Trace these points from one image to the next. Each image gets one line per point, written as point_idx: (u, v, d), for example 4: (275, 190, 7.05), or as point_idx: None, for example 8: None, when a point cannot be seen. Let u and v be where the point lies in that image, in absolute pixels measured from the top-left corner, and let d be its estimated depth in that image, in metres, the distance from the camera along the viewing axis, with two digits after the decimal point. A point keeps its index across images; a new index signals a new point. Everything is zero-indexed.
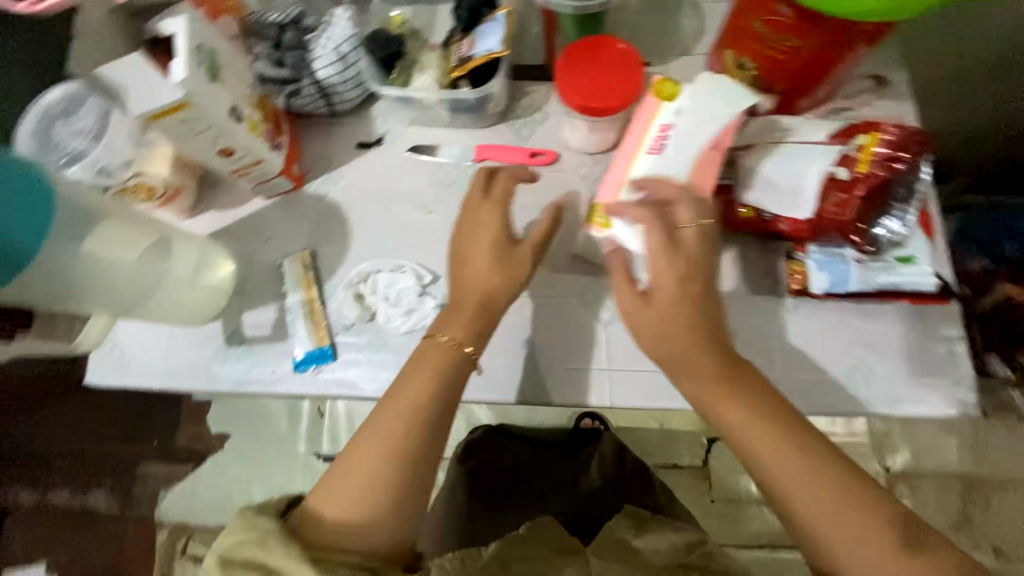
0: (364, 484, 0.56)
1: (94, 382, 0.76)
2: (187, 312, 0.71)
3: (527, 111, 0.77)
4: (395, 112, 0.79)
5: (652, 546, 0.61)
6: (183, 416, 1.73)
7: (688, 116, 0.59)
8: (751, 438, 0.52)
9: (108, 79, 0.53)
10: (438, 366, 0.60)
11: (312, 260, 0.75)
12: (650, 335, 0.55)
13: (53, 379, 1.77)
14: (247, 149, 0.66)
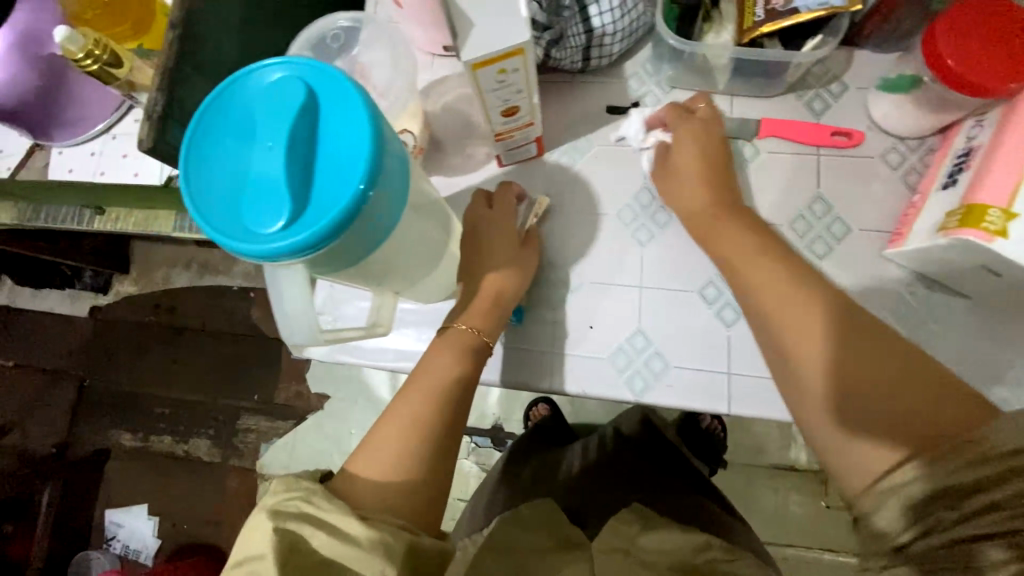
0: (388, 457, 0.52)
1: (311, 355, 0.70)
2: (432, 289, 0.64)
3: (821, 81, 0.64)
4: (657, 73, 0.68)
5: (654, 546, 0.56)
6: (281, 371, 1.69)
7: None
8: (787, 315, 0.48)
9: (456, 12, 0.44)
10: (457, 351, 0.57)
11: (546, 210, 0.67)
12: (708, 230, 0.58)
13: (151, 325, 1.73)
14: (529, 111, 0.56)
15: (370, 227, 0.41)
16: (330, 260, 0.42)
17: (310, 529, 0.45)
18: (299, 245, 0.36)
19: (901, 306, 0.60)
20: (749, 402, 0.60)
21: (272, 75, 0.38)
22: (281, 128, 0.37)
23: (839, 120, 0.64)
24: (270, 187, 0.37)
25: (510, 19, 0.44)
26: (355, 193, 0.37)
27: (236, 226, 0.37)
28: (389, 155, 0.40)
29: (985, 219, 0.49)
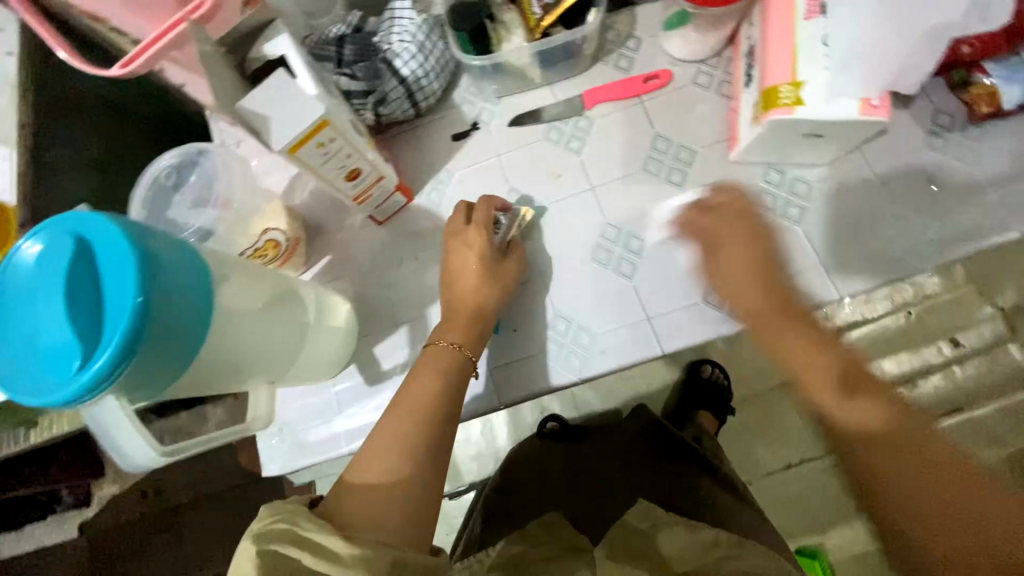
0: (388, 461, 0.45)
1: (272, 473, 0.69)
2: (327, 363, 0.65)
3: (618, 43, 0.72)
4: (481, 91, 0.74)
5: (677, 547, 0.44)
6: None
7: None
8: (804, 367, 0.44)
9: (250, 115, 0.47)
10: (434, 365, 0.55)
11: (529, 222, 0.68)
12: (768, 330, 0.46)
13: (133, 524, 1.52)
14: (372, 167, 0.60)
15: (177, 333, 0.39)
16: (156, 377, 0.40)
17: (296, 553, 0.36)
18: (95, 384, 0.35)
19: (768, 195, 0.64)
20: (676, 335, 0.64)
21: (34, 239, 0.38)
22: (54, 281, 0.36)
23: (646, 68, 0.71)
24: (61, 339, 0.36)
25: (299, 100, 0.48)
26: (134, 307, 0.35)
27: (42, 385, 0.36)
28: (169, 261, 0.39)
29: (781, 97, 0.54)
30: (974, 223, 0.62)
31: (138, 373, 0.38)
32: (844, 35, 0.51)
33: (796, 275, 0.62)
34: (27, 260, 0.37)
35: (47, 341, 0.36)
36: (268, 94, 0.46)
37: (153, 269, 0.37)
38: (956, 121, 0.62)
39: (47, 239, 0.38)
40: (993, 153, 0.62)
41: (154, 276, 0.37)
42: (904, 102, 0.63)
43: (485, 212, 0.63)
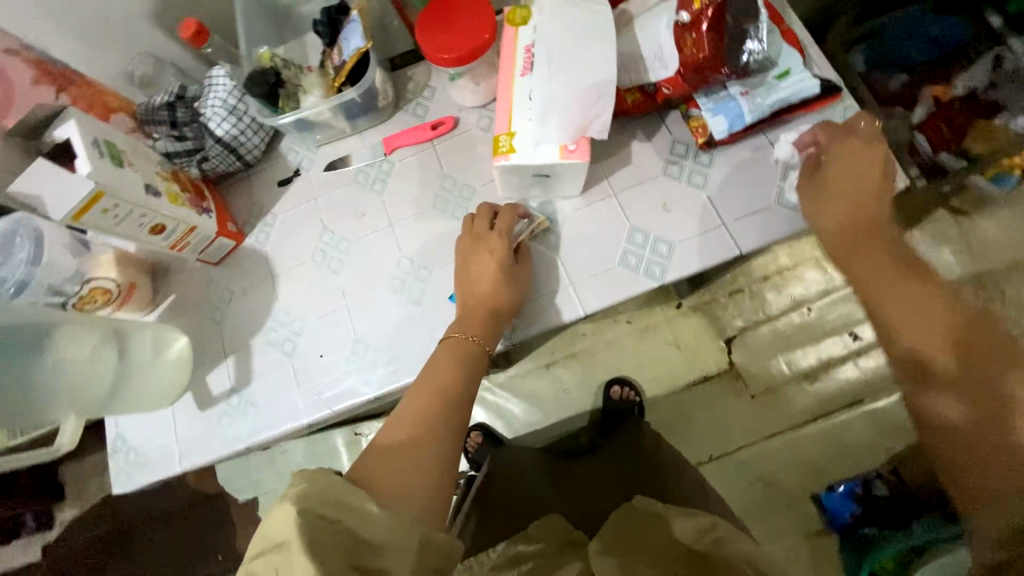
0: (413, 424, 0.60)
1: (122, 491, 0.78)
2: (159, 393, 0.74)
3: (415, 93, 0.81)
4: (303, 142, 0.83)
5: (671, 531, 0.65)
6: (233, 529, 1.57)
7: (548, 25, 0.64)
8: (897, 315, 0.59)
9: (29, 195, 0.58)
10: (454, 354, 0.66)
11: (546, 228, 0.71)
12: (867, 277, 0.62)
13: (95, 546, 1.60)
14: (177, 221, 0.69)
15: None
16: None
17: (340, 515, 0.47)
18: None
19: (531, 225, 0.72)
20: None
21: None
22: None
23: (438, 114, 0.80)
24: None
25: (71, 180, 0.59)
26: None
27: None
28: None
29: (500, 144, 0.63)
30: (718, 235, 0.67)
31: None
32: (542, 95, 0.61)
33: (555, 293, 0.70)
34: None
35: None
36: (42, 178, 0.57)
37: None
38: (690, 150, 0.69)
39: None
40: (728, 173, 0.68)
41: None
42: (645, 135, 0.71)
43: (508, 211, 0.68)
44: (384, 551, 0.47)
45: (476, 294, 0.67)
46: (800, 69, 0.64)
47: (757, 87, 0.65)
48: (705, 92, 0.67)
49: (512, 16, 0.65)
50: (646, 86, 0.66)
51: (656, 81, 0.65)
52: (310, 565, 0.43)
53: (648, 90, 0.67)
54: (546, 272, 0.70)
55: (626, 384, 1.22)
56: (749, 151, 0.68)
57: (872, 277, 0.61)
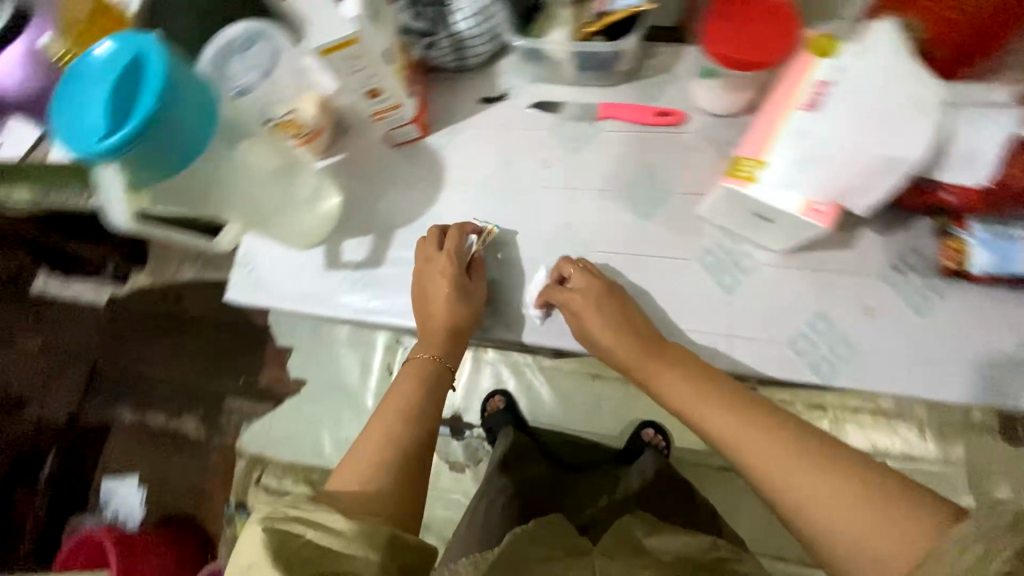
0: (368, 460, 0.66)
1: (231, 299, 0.83)
2: (302, 235, 0.78)
3: (655, 72, 0.75)
4: (521, 69, 0.80)
5: (661, 547, 0.61)
6: (264, 356, 1.84)
7: (855, 65, 0.55)
8: (680, 396, 0.61)
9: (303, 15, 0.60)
10: (432, 378, 0.74)
11: (492, 238, 0.75)
12: (697, 412, 0.59)
13: (163, 318, 1.91)
14: (392, 92, 0.70)
15: (177, 148, 0.52)
16: (147, 172, 0.52)
17: (302, 528, 0.55)
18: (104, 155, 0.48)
19: (712, 259, 0.68)
20: (575, 336, 0.71)
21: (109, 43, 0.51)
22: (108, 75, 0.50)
23: (669, 102, 0.74)
24: (97, 114, 0.49)
25: (340, 16, 0.59)
26: (147, 113, 0.48)
27: (74, 142, 0.49)
28: (191, 97, 0.52)
29: (743, 169, 0.58)
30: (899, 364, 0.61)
31: (139, 163, 0.51)
32: (821, 134, 0.55)
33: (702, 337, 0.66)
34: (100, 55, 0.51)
35: (89, 114, 0.50)
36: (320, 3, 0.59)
37: (172, 94, 0.49)
38: (919, 266, 0.63)
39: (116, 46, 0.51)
40: (948, 310, 0.62)
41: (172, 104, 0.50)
42: (878, 229, 0.64)
43: (456, 235, 0.72)
44: (353, 552, 0.55)
45: (433, 316, 0.72)
46: None
47: None
48: (983, 219, 0.59)
49: (817, 42, 0.57)
50: (925, 184, 0.58)
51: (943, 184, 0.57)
52: (272, 573, 0.50)
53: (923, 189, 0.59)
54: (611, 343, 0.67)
55: (659, 432, 1.30)
56: (982, 299, 0.61)
57: (685, 400, 0.60)
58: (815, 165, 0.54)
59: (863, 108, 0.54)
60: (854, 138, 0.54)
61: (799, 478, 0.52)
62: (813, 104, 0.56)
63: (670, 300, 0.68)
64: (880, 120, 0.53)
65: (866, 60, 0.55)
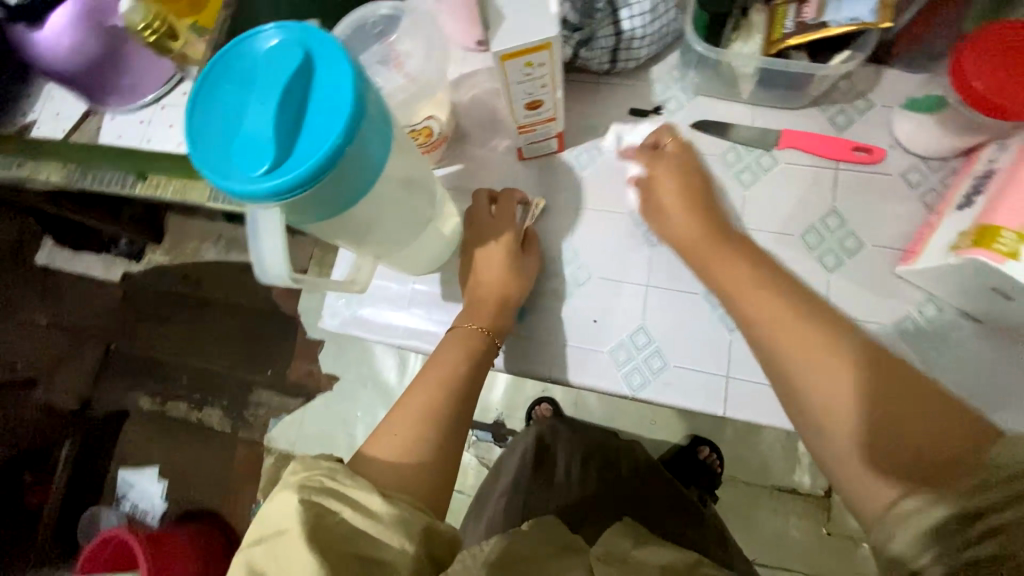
0: (406, 439, 0.50)
1: (325, 327, 0.72)
2: (420, 262, 0.66)
3: (846, 98, 0.65)
4: (681, 79, 0.69)
5: (654, 559, 0.45)
6: (295, 349, 1.40)
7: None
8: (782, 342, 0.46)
9: (492, 10, 0.48)
10: (465, 347, 0.59)
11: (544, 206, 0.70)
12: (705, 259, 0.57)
13: (180, 295, 1.49)
14: (552, 106, 0.58)
15: (345, 189, 0.40)
16: (310, 209, 0.41)
17: (335, 504, 0.41)
18: (270, 193, 0.37)
19: (910, 325, 0.60)
20: (746, 406, 0.62)
21: (273, 34, 0.39)
22: (273, 80, 0.37)
23: (863, 135, 0.64)
24: (258, 136, 0.37)
25: (540, 15, 0.47)
26: (330, 148, 0.36)
27: (225, 169, 0.38)
28: (373, 119, 0.40)
29: (997, 240, 0.49)
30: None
31: (307, 201, 0.39)
32: None
33: None
34: (262, 48, 0.39)
35: (247, 132, 0.37)
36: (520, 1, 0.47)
37: (361, 119, 0.38)
38: None
39: (283, 38, 0.38)
40: None
41: (359, 129, 0.38)
42: None
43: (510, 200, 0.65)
44: (387, 539, 0.40)
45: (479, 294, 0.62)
46: None
47: None
48: None
49: None
50: None
51: None
52: (310, 556, 0.37)
53: None
54: (702, 391, 0.63)
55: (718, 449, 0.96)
56: None
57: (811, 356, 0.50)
58: None
59: None
60: None
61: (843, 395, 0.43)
62: None
63: None
64: None
65: None
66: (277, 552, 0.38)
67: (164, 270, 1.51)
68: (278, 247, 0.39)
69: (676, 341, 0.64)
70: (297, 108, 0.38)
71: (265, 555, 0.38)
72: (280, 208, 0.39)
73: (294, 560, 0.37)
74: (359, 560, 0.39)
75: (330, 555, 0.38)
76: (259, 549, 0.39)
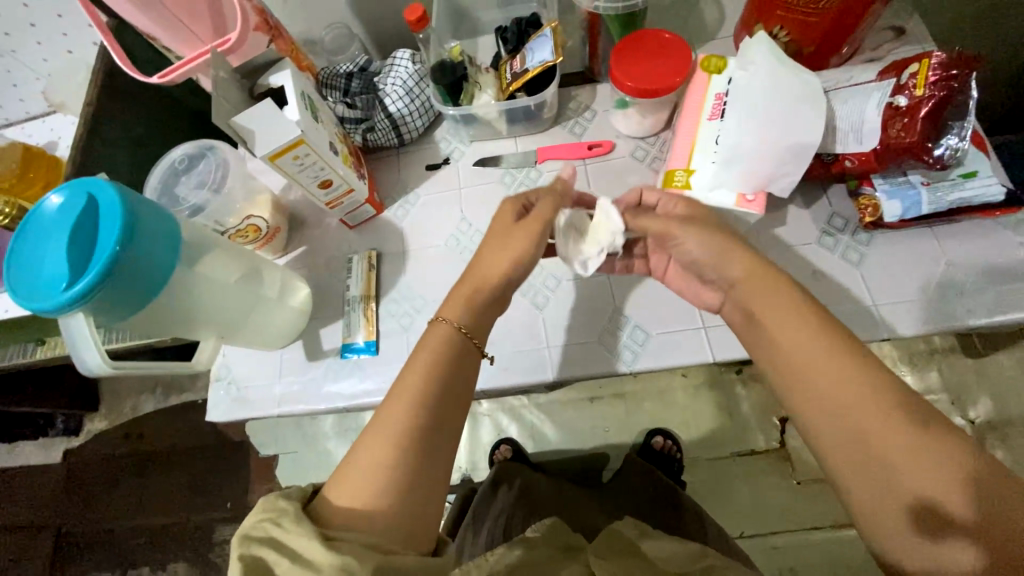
0: (377, 467, 0.49)
1: (214, 419, 0.79)
2: (277, 334, 0.76)
3: (577, 112, 0.84)
4: (457, 133, 0.87)
5: (657, 551, 0.59)
6: (251, 471, 1.43)
7: (743, 77, 0.64)
8: (788, 333, 0.51)
9: (244, 128, 0.63)
10: (435, 351, 0.56)
11: (378, 259, 0.82)
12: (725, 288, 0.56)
13: (125, 455, 1.50)
14: (342, 180, 0.73)
15: (141, 284, 0.51)
16: (119, 309, 0.51)
17: (275, 555, 0.44)
18: (70, 303, 0.47)
19: None
20: (569, 365, 0.71)
21: (60, 193, 0.52)
22: (65, 224, 0.50)
23: (597, 134, 0.82)
24: (59, 268, 0.49)
25: (284, 121, 0.63)
26: (109, 255, 0.47)
27: (35, 298, 0.48)
28: (151, 229, 0.52)
29: (676, 179, 0.65)
30: (869, 315, 0.66)
31: (109, 302, 0.50)
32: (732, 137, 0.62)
33: (678, 334, 0.71)
34: (52, 205, 0.51)
35: (51, 265, 0.49)
36: (264, 116, 0.63)
37: (135, 231, 0.50)
38: (849, 225, 0.70)
39: (67, 194, 0.51)
40: (874, 256, 0.69)
41: (135, 237, 0.50)
42: (803, 215, 0.72)
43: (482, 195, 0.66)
44: None
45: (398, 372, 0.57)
46: (989, 174, 0.64)
47: (948, 180, 0.65)
48: (885, 176, 0.67)
49: (705, 61, 0.68)
50: (824, 156, 0.68)
51: (836, 153, 0.67)
52: None
53: (824, 160, 0.68)
54: (531, 363, 0.72)
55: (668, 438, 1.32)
56: (904, 240, 0.68)
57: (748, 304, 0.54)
58: (739, 162, 0.62)
59: (759, 110, 0.62)
60: (760, 132, 0.61)
61: (878, 420, 0.45)
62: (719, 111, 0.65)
63: (643, 307, 0.72)
64: (777, 116, 0.61)
65: (739, 73, 0.65)
66: None
67: (104, 435, 1.53)
68: (88, 342, 0.50)
69: (502, 330, 0.74)
70: (86, 240, 0.50)
71: None
72: (86, 313, 0.49)
73: None
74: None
75: None
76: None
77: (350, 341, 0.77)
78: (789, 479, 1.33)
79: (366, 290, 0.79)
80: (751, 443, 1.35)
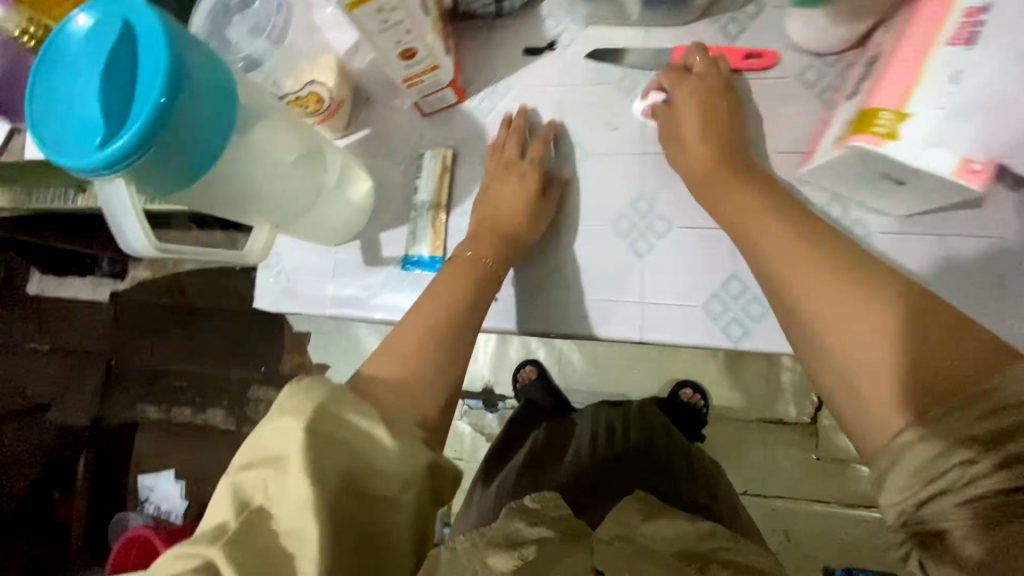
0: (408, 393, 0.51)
1: (259, 307, 0.74)
2: (333, 231, 0.67)
3: (737, 5, 0.63)
4: (572, 10, 0.67)
5: (661, 532, 0.50)
6: (286, 346, 1.45)
7: None
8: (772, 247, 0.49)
9: None
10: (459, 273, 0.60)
11: (452, 161, 0.70)
12: (742, 230, 0.53)
13: (168, 308, 1.54)
14: (428, 53, 0.58)
15: (192, 151, 0.41)
16: (167, 180, 0.42)
17: (337, 431, 0.44)
18: (106, 164, 0.37)
19: None
20: (660, 328, 0.61)
21: (89, 14, 0.40)
22: (97, 57, 0.39)
23: (757, 41, 0.63)
24: (92, 115, 0.39)
25: None
26: (154, 107, 0.37)
27: (65, 150, 0.39)
28: (205, 80, 0.40)
29: (875, 122, 0.48)
30: None
31: (154, 171, 0.40)
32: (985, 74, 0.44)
33: None
34: (80, 29, 0.40)
35: (82, 110, 0.39)
36: None
37: (184, 78, 0.38)
38: None
39: (98, 17, 0.39)
40: None
41: (184, 87, 0.38)
42: (1010, 200, 0.55)
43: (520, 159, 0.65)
44: (379, 470, 0.44)
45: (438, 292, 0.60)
46: None
47: None
48: None
49: None
50: None
51: None
52: (307, 484, 0.41)
53: None
54: (616, 318, 0.62)
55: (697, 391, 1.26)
56: None
57: (784, 256, 0.47)
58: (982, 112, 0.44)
59: None
60: None
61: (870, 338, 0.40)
62: (969, 31, 0.45)
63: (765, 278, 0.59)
64: None
65: None
66: (282, 478, 0.42)
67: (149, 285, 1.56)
68: (133, 217, 0.40)
69: (591, 275, 0.64)
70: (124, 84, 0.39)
71: (273, 483, 0.42)
72: (126, 180, 0.39)
73: (294, 481, 0.41)
74: (361, 496, 0.44)
75: (325, 483, 0.42)
76: (250, 474, 0.43)
77: (414, 253, 0.68)
78: (808, 454, 1.26)
79: (436, 196, 0.68)
80: (781, 412, 1.27)
